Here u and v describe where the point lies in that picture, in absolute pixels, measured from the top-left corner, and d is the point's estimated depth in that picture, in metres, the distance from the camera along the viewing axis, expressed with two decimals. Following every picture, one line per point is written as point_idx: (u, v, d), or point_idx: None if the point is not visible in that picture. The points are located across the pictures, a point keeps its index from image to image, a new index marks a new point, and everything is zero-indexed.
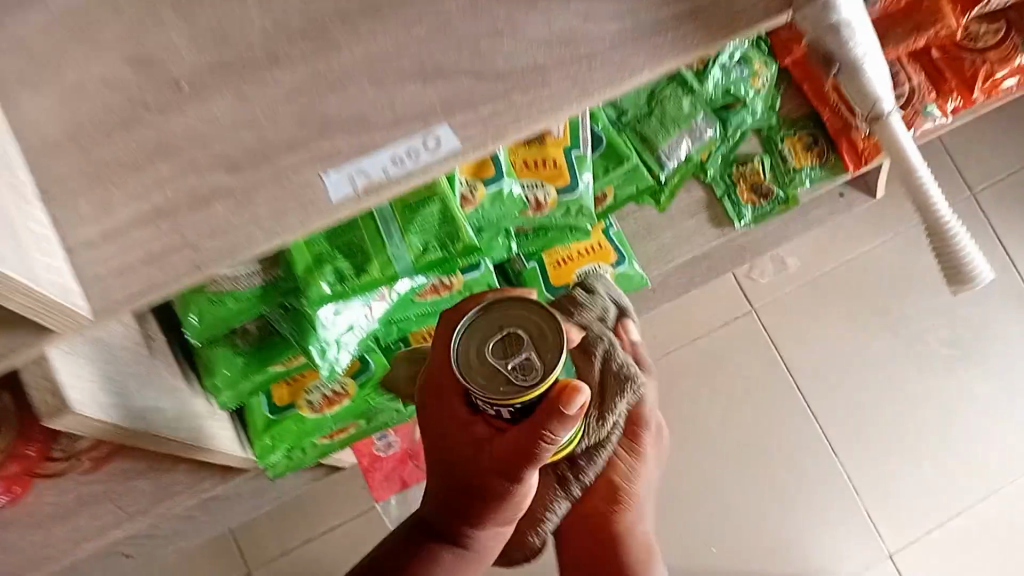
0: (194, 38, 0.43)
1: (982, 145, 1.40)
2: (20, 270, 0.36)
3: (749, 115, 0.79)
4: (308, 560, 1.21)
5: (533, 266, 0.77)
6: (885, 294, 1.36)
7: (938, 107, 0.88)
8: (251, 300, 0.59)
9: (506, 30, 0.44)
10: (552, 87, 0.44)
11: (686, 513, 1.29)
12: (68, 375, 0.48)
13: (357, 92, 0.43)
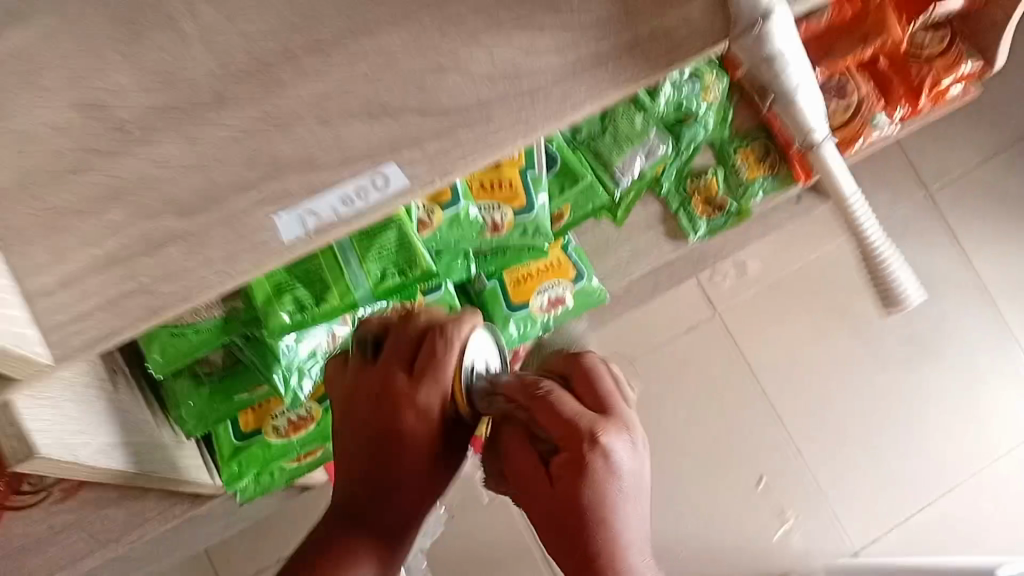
0: (137, 80, 0.43)
1: (934, 142, 1.42)
2: None
3: (701, 130, 0.81)
4: None
5: (493, 285, 0.78)
6: (845, 295, 1.39)
7: (887, 115, 0.90)
8: (216, 330, 0.60)
9: (449, 67, 0.45)
10: (496, 122, 0.45)
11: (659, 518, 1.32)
12: (44, 426, 0.48)
13: (307, 134, 0.44)
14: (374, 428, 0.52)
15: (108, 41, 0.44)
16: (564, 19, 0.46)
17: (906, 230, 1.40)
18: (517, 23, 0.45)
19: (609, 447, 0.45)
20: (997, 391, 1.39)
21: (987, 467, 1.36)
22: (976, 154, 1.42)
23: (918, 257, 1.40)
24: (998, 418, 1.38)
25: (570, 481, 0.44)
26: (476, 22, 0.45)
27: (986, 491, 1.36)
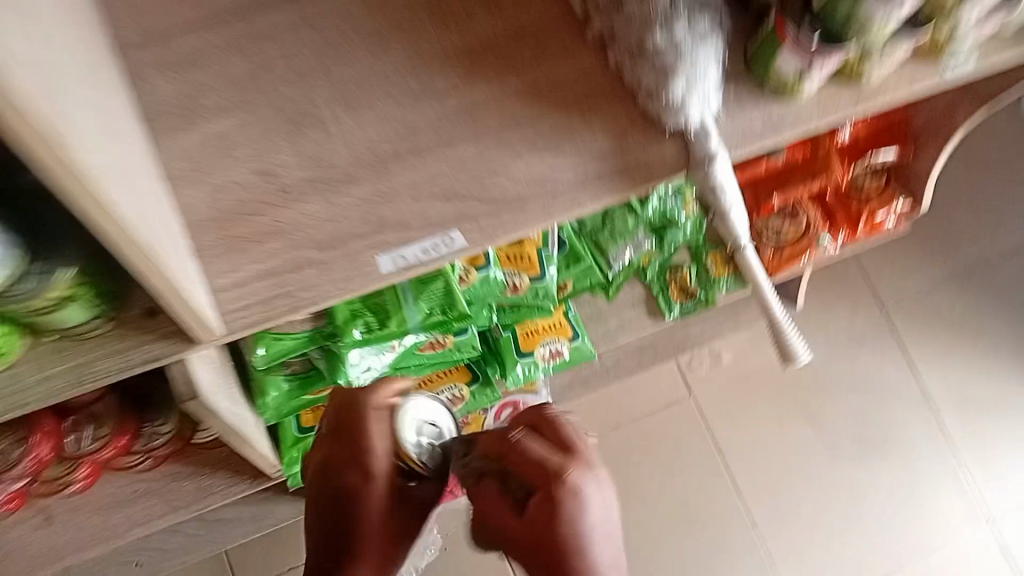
0: (296, 159, 0.65)
1: (891, 267, 1.65)
2: (195, 300, 0.57)
3: (680, 234, 1.03)
4: None
5: (507, 335, 0.99)
6: (804, 390, 1.59)
7: (829, 237, 1.13)
8: (305, 340, 0.81)
9: (502, 172, 0.67)
10: (529, 212, 0.67)
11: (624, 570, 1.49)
12: (208, 384, 0.68)
13: (403, 205, 0.65)
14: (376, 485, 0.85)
15: (281, 132, 0.66)
16: (582, 148, 0.68)
17: (861, 340, 1.62)
18: (550, 147, 0.67)
19: (575, 476, 0.76)
20: (933, 490, 1.57)
21: (920, 558, 1.54)
22: (926, 281, 1.65)
23: (870, 364, 1.61)
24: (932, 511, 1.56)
25: (549, 502, 0.76)
26: (523, 143, 0.67)
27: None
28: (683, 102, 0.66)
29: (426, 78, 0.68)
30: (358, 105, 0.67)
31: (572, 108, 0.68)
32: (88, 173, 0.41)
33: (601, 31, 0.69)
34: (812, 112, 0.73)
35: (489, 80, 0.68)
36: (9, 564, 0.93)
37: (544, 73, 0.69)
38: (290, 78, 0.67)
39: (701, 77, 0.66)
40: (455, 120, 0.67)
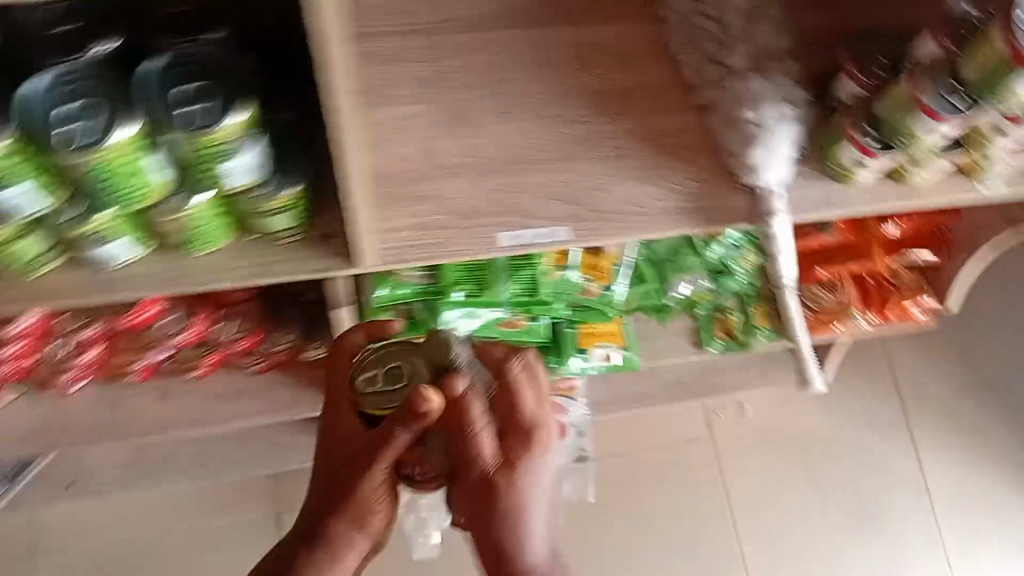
0: (454, 147, 0.85)
1: (916, 368, 1.80)
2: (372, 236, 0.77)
3: (733, 282, 1.20)
4: None
5: (569, 331, 1.15)
6: (814, 459, 1.74)
7: (862, 315, 1.29)
8: (416, 291, 1.02)
9: (606, 189, 0.85)
10: (621, 223, 0.84)
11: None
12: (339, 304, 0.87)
13: (526, 198, 0.84)
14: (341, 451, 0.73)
15: (448, 127, 0.86)
16: (673, 185, 0.86)
17: (875, 426, 1.76)
18: (647, 179, 0.86)
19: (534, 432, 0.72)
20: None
21: None
22: (946, 388, 1.79)
23: (880, 450, 1.74)
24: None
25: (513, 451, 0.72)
26: (626, 172, 0.86)
27: None
28: (757, 166, 0.84)
29: (564, 107, 0.87)
30: (508, 117, 0.87)
31: (671, 154, 0.87)
32: (352, 117, 0.61)
33: (704, 100, 0.88)
34: (861, 197, 0.89)
35: (611, 119, 0.87)
36: (130, 423, 1.13)
37: (654, 123, 0.88)
38: (461, 86, 0.87)
39: (775, 150, 0.85)
40: (579, 143, 0.86)
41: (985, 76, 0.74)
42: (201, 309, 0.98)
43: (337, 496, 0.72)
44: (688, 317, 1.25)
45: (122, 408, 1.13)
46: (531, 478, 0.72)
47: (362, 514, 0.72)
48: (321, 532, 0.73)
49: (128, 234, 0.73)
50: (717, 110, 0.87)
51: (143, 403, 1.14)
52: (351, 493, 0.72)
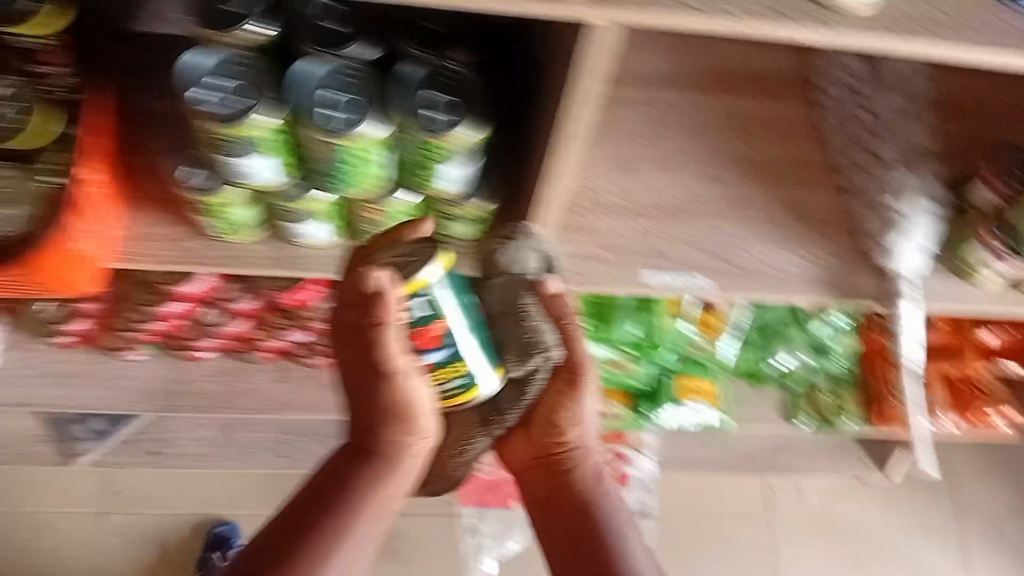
0: (613, 185, 0.90)
1: (980, 481, 1.81)
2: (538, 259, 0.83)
3: (831, 362, 1.25)
4: None
5: (668, 382, 1.19)
6: (868, 553, 1.74)
7: (947, 416, 1.32)
8: None
9: (748, 250, 0.91)
10: (755, 286, 0.90)
11: None
12: None
13: (674, 244, 0.89)
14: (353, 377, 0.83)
15: (615, 171, 0.90)
16: (811, 257, 0.92)
17: (932, 530, 1.76)
18: (787, 246, 0.91)
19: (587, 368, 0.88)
20: None
21: None
22: (1007, 505, 1.79)
23: (933, 555, 1.75)
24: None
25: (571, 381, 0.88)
26: (769, 237, 0.92)
27: None
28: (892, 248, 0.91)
29: (719, 167, 0.93)
30: (667, 167, 0.92)
31: (810, 229, 0.93)
32: (561, 153, 0.66)
33: (848, 182, 0.94)
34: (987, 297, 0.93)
35: (761, 185, 0.93)
36: (248, 397, 1.20)
37: (799, 196, 0.94)
38: (626, 130, 0.92)
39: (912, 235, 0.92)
40: (729, 203, 0.92)
41: None
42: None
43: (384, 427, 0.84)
44: (778, 388, 1.30)
45: (243, 382, 1.21)
46: (582, 418, 0.90)
47: (404, 444, 0.86)
48: (374, 453, 0.86)
49: (326, 215, 0.79)
50: (866, 195, 0.94)
51: (263, 378, 1.21)
52: (396, 427, 0.84)
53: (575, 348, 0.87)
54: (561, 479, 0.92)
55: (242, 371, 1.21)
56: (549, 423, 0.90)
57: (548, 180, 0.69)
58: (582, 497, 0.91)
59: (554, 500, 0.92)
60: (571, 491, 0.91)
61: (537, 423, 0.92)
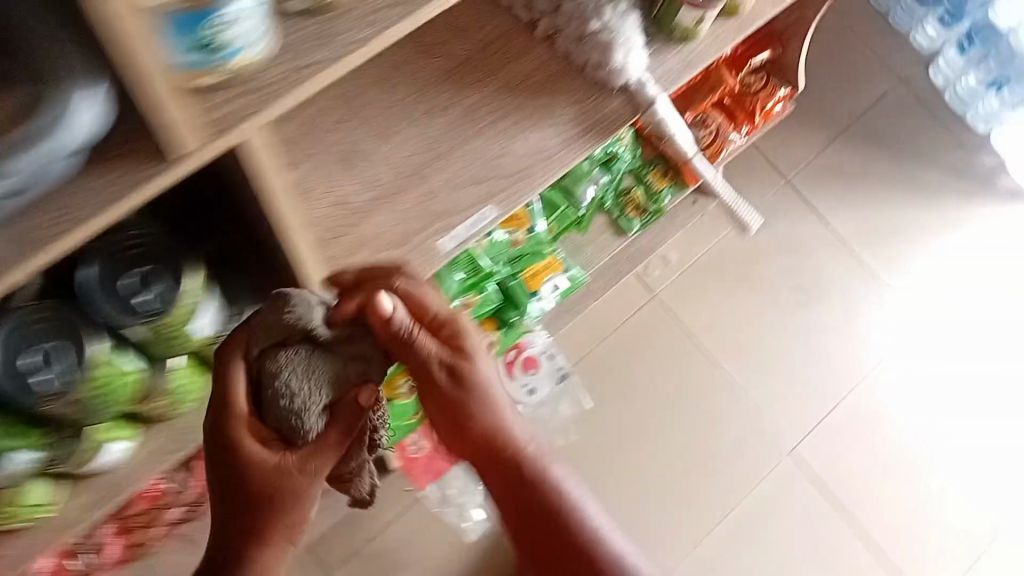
0: (358, 184, 0.85)
1: (781, 145, 1.90)
2: None
3: (623, 161, 1.26)
4: None
5: (516, 283, 1.18)
6: (748, 263, 1.80)
7: (737, 133, 1.33)
8: None
9: (503, 153, 0.88)
10: (533, 178, 0.88)
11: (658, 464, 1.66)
12: None
13: (444, 198, 0.86)
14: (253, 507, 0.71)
15: (337, 168, 0.84)
16: (557, 118, 0.90)
17: (776, 211, 1.85)
18: (534, 124, 0.89)
19: (471, 364, 0.74)
20: (884, 313, 1.80)
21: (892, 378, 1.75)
22: (813, 148, 1.90)
23: (789, 228, 1.84)
24: (939, 323, 1.82)
25: (445, 381, 0.73)
26: (516, 129, 0.89)
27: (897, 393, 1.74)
28: (624, 67, 0.87)
29: (427, 97, 0.88)
30: (387, 132, 0.87)
31: (538, 95, 0.90)
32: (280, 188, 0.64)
33: (548, 30, 0.89)
34: (714, 45, 0.95)
35: (473, 88, 0.89)
36: None
37: (510, 75, 0.90)
38: (331, 124, 0.86)
39: (634, 43, 0.87)
40: (461, 124, 0.88)
41: None
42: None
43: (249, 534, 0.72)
44: (602, 215, 1.29)
45: None
46: (475, 385, 0.74)
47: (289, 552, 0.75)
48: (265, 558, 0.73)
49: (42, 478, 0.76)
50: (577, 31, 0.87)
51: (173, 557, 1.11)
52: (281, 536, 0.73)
53: (416, 305, 0.73)
54: (507, 471, 0.76)
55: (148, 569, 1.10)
56: (457, 419, 0.75)
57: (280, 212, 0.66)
58: (541, 477, 0.76)
59: (507, 490, 0.77)
60: (508, 470, 0.76)
61: (460, 436, 0.76)
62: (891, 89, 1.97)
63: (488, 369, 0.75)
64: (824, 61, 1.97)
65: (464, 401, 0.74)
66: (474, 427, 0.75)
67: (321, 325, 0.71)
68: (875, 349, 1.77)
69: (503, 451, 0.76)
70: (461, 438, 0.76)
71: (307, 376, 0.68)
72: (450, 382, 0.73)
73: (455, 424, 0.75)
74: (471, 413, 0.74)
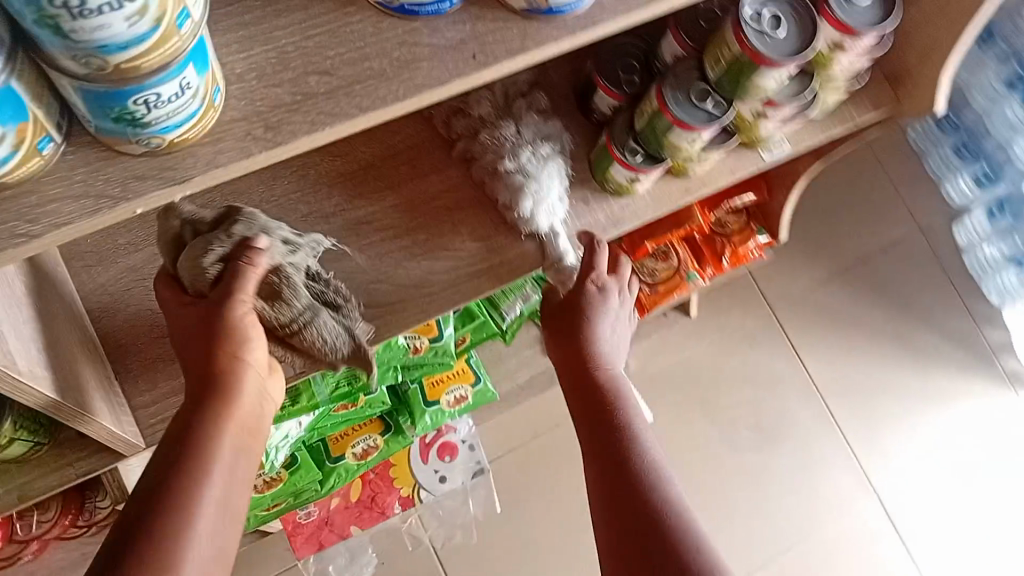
0: None
1: (775, 270, 1.67)
2: (127, 435, 0.69)
3: None
4: None
5: (414, 387, 1.09)
6: (706, 389, 1.61)
7: (699, 275, 1.23)
8: None
9: (383, 279, 0.77)
10: (411, 313, 0.77)
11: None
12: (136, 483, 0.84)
13: None
14: (184, 363, 0.62)
15: None
16: (455, 251, 0.79)
17: (752, 339, 1.64)
18: (427, 252, 0.78)
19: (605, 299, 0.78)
20: (844, 480, 1.60)
21: (841, 553, 1.56)
22: (814, 277, 1.67)
23: (762, 362, 1.64)
24: (938, 493, 1.60)
25: (577, 305, 0.77)
26: (405, 254, 0.78)
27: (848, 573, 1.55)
28: (530, 215, 0.77)
29: (312, 199, 0.78)
30: None
31: (440, 220, 0.80)
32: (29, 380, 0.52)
33: (464, 150, 0.79)
34: (651, 204, 0.85)
35: (367, 198, 0.79)
36: None
37: (414, 192, 0.80)
38: (195, 208, 0.77)
39: (543, 189, 0.77)
40: (343, 236, 0.78)
41: (728, 74, 0.70)
42: (63, 512, 0.92)
43: (191, 435, 0.59)
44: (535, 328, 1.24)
45: None
46: (599, 332, 0.77)
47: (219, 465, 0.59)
48: (184, 439, 0.59)
49: None
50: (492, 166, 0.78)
51: None
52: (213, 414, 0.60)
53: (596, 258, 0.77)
54: (604, 429, 0.72)
55: None
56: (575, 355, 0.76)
57: (34, 351, 0.55)
58: (631, 444, 0.71)
59: (607, 465, 0.69)
60: (606, 423, 0.73)
61: (571, 379, 0.76)
62: (908, 235, 1.71)
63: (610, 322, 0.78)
64: (843, 180, 1.71)
65: (586, 332, 0.77)
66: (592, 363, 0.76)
67: (218, 215, 0.66)
68: (882, 491, 1.59)
69: (603, 399, 0.74)
70: (578, 381, 0.76)
71: (214, 240, 0.63)
72: (581, 304, 0.77)
73: (581, 359, 0.76)
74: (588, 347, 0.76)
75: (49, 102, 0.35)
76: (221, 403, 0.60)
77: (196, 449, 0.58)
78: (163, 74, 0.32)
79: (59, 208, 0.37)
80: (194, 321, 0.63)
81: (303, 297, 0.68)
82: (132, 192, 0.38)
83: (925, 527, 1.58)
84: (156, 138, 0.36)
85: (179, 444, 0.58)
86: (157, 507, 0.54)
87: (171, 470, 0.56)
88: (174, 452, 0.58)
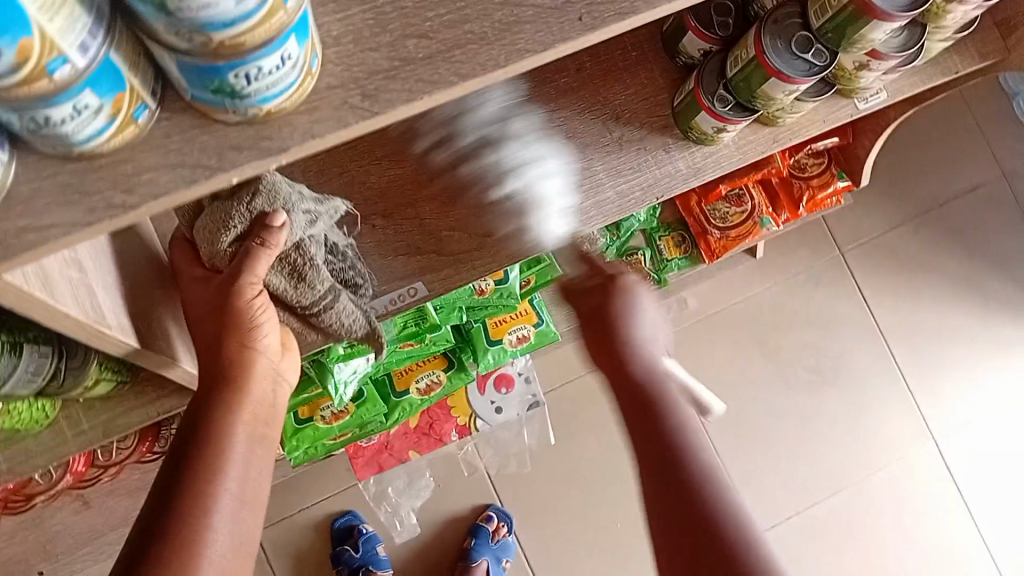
0: None
1: (849, 211, 1.59)
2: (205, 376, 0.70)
3: (635, 222, 1.14)
4: (290, 532, 1.51)
5: (478, 326, 1.08)
6: (767, 331, 1.57)
7: (773, 220, 1.18)
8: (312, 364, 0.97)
9: (456, 226, 0.77)
10: (483, 261, 0.77)
11: (611, 512, 1.55)
12: None
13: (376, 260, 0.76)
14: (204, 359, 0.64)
15: None
16: (530, 199, 0.77)
17: (818, 281, 1.59)
18: (501, 199, 0.77)
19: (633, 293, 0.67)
20: (900, 428, 1.57)
21: (889, 499, 1.55)
22: (889, 218, 1.59)
23: (825, 306, 1.59)
24: (999, 446, 1.57)
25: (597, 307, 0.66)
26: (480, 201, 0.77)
27: (895, 517, 1.55)
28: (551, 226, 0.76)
29: (386, 141, 0.76)
30: (329, 171, 0.75)
31: None
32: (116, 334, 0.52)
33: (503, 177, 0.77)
34: (735, 153, 0.81)
35: (440, 141, 0.77)
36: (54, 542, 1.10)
37: None
38: None
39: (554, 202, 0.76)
40: (416, 181, 0.76)
41: (834, 23, 0.65)
42: (142, 438, 0.96)
43: (209, 427, 0.61)
44: None
45: (43, 530, 1.10)
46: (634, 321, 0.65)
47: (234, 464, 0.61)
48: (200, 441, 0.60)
49: None
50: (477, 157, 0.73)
51: (64, 514, 1.10)
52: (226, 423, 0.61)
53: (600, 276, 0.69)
54: (641, 425, 0.60)
55: (38, 521, 1.09)
56: (602, 349, 0.65)
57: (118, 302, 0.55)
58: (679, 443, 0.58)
59: (650, 468, 0.58)
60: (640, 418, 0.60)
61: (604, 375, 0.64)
62: (987, 182, 1.61)
63: (649, 313, 0.66)
64: (929, 117, 1.61)
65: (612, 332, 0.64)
66: (618, 361, 0.63)
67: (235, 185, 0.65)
68: (940, 440, 1.57)
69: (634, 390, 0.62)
70: (611, 375, 0.64)
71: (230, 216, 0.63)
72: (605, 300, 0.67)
73: (609, 355, 0.64)
74: (616, 342, 0.64)
75: (145, 67, 0.34)
76: (232, 400, 0.62)
77: (211, 444, 0.60)
78: (268, 49, 0.31)
79: (156, 178, 0.36)
80: (210, 321, 0.63)
81: (320, 278, 0.69)
82: (230, 162, 0.37)
83: (982, 477, 1.56)
84: (253, 109, 0.35)
85: (194, 441, 0.60)
86: (177, 502, 0.57)
87: (187, 463, 0.59)
88: (187, 455, 0.60)
